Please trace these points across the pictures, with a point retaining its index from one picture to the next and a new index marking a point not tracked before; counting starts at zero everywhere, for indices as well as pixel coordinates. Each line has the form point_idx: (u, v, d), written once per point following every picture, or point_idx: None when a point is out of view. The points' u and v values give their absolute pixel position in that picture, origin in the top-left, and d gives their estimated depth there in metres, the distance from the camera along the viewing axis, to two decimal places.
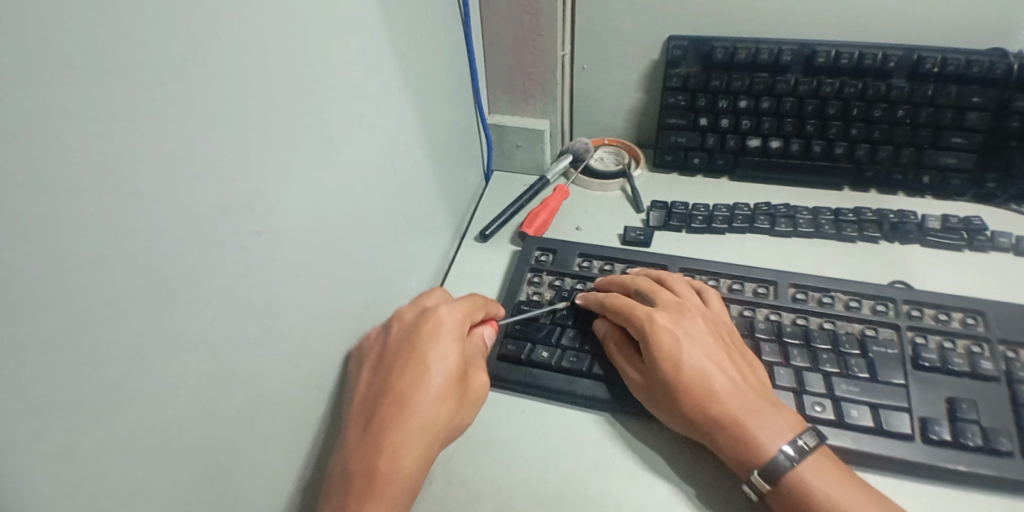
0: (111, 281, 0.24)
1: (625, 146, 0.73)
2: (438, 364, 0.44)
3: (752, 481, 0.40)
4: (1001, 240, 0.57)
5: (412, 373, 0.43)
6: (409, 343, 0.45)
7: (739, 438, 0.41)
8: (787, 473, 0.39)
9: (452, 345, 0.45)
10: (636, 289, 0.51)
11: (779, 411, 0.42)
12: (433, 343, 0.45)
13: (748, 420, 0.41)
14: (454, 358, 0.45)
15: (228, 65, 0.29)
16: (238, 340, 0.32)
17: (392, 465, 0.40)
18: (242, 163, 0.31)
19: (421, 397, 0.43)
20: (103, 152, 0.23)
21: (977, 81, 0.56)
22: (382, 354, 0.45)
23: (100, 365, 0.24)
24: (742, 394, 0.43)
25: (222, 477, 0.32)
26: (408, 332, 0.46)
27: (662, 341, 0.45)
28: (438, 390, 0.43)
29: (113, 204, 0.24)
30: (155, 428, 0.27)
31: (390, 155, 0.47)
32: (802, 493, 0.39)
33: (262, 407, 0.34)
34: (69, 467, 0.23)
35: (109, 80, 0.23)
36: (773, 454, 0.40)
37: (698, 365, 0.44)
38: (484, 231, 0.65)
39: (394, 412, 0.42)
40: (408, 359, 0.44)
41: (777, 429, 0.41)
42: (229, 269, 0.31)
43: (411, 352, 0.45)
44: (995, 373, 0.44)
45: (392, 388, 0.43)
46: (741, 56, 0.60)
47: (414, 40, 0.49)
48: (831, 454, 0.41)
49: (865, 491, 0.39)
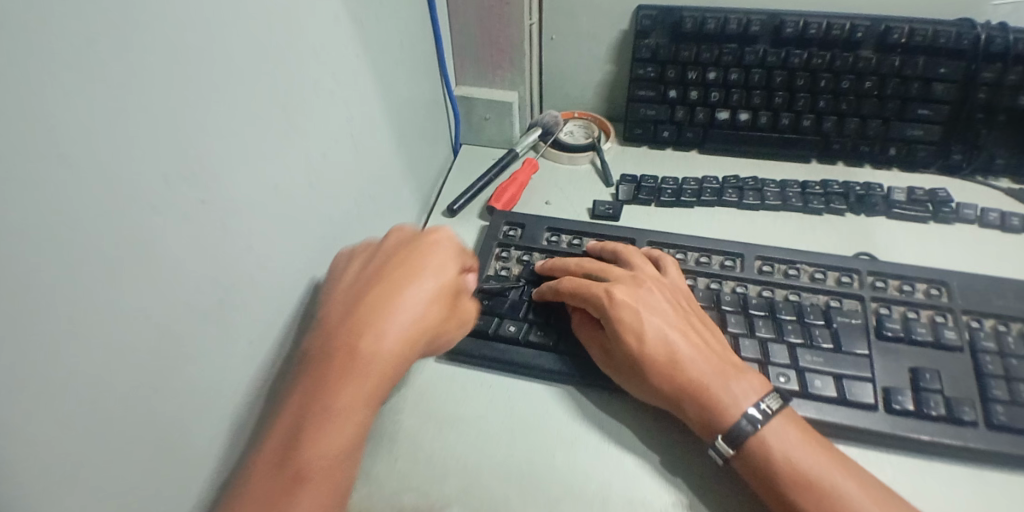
0: (40, 258, 0.21)
1: (596, 119, 0.72)
2: (434, 265, 0.40)
3: (717, 447, 0.40)
4: (965, 212, 0.58)
5: (403, 270, 0.40)
6: (405, 245, 0.42)
7: (705, 404, 0.41)
8: (749, 437, 0.40)
9: (451, 257, 0.41)
10: (587, 268, 0.50)
11: (741, 374, 0.42)
12: (429, 248, 0.41)
13: (713, 385, 0.41)
14: (452, 264, 0.41)
15: (168, 18, 0.26)
16: (190, 319, 0.29)
17: (372, 351, 0.36)
18: (188, 128, 0.28)
19: (410, 292, 0.38)
20: (24, 112, 0.20)
21: (944, 52, 0.56)
22: (375, 256, 0.42)
23: (31, 351, 0.21)
24: (704, 357, 0.43)
25: (176, 466, 0.30)
26: (403, 238, 0.43)
27: (623, 316, 0.45)
28: (431, 288, 0.39)
29: (39, 170, 0.21)
30: (97, 415, 0.25)
31: (350, 124, 0.45)
32: (763, 455, 0.39)
33: (217, 391, 0.32)
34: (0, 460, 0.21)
35: (27, 31, 0.20)
36: (738, 419, 0.40)
37: (660, 336, 0.44)
38: (451, 206, 0.63)
39: (380, 300, 0.38)
40: (402, 257, 0.41)
41: (740, 392, 0.41)
42: (180, 243, 0.28)
43: (406, 252, 0.41)
44: (959, 343, 0.45)
45: (381, 281, 0.39)
46: (711, 26, 0.59)
47: (374, 1, 0.47)
48: (793, 415, 0.41)
49: (823, 447, 0.40)
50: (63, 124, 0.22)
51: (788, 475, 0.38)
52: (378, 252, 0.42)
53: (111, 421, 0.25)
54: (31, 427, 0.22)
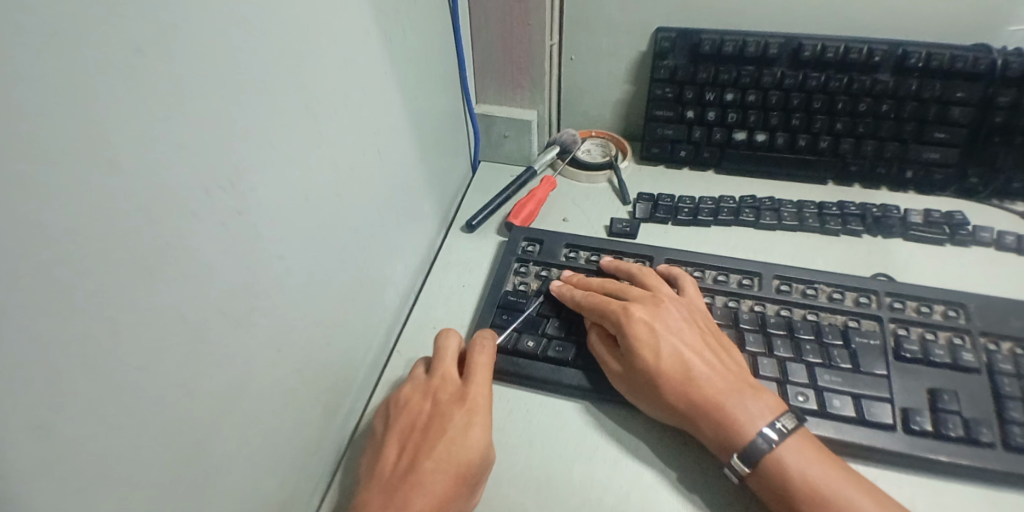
0: (88, 259, 0.23)
1: (613, 138, 0.73)
2: (458, 450, 0.41)
3: (733, 465, 0.41)
4: (982, 235, 0.58)
5: (434, 456, 0.41)
6: (438, 417, 0.43)
7: (722, 421, 0.41)
8: (765, 456, 0.40)
9: (480, 429, 0.43)
10: (603, 286, 0.51)
11: (756, 392, 0.42)
12: (460, 422, 0.43)
13: (729, 404, 0.42)
14: (476, 446, 0.42)
15: (212, 41, 0.28)
16: (221, 325, 0.30)
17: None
18: (227, 142, 0.30)
19: (440, 482, 0.40)
20: (81, 123, 0.22)
21: (960, 76, 0.57)
22: (411, 429, 0.44)
23: (79, 346, 0.23)
24: (721, 376, 0.43)
25: (207, 469, 0.31)
26: (436, 403, 0.45)
27: (638, 331, 0.46)
28: (451, 479, 0.40)
29: (92, 177, 0.22)
30: (136, 416, 0.26)
31: (376, 141, 0.46)
32: (780, 474, 0.39)
33: (247, 395, 0.33)
34: (48, 449, 0.22)
35: (83, 49, 0.22)
36: (754, 437, 0.40)
37: (677, 354, 0.45)
38: (470, 221, 0.64)
39: (409, 490, 0.39)
40: (434, 436, 0.42)
41: (757, 411, 0.41)
42: (215, 251, 0.30)
43: (437, 428, 0.43)
44: (977, 365, 0.45)
45: (415, 465, 0.41)
46: (729, 48, 0.60)
47: (402, 23, 0.48)
48: (809, 434, 0.41)
49: (842, 469, 0.40)
50: (110, 133, 0.23)
51: (805, 496, 0.39)
52: (414, 423, 0.44)
53: (143, 424, 0.26)
54: (71, 422, 0.23)
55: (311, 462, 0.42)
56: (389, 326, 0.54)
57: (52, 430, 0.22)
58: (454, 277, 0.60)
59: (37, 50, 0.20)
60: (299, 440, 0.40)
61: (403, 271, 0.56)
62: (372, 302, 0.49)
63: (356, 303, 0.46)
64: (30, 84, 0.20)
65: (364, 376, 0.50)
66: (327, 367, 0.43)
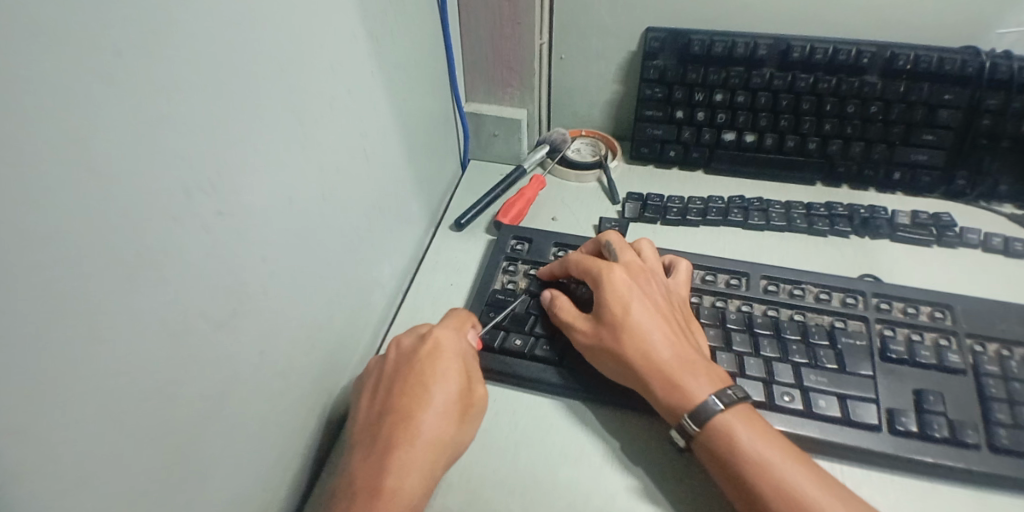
0: (67, 263, 0.22)
1: (603, 138, 0.73)
2: (432, 389, 0.43)
3: (683, 426, 0.42)
4: (969, 236, 0.58)
5: (410, 391, 0.43)
6: (405, 362, 0.45)
7: (671, 384, 0.43)
8: (712, 418, 0.41)
9: (449, 364, 0.44)
10: (607, 242, 0.53)
11: (708, 366, 0.44)
12: (427, 361, 0.44)
13: (680, 371, 0.43)
14: (448, 384, 0.43)
15: (195, 35, 0.27)
16: (205, 327, 0.30)
17: (395, 477, 0.39)
18: (213, 140, 0.29)
19: (423, 412, 0.42)
20: (62, 122, 0.21)
21: (949, 79, 0.57)
22: (380, 382, 0.44)
23: (56, 354, 0.22)
24: (679, 348, 0.44)
25: (190, 476, 0.30)
26: (403, 350, 0.46)
27: (616, 286, 0.47)
28: (429, 416, 0.42)
29: (71, 176, 0.22)
30: (116, 423, 0.25)
31: (363, 138, 0.46)
32: (724, 438, 0.40)
33: (230, 396, 0.32)
34: (24, 459, 0.21)
35: (63, 45, 0.21)
36: (703, 399, 0.41)
37: (642, 312, 0.46)
38: (459, 220, 0.64)
39: (396, 426, 0.41)
40: (404, 377, 0.44)
41: (706, 382, 0.42)
42: (198, 251, 0.29)
43: (406, 370, 0.44)
44: (962, 366, 0.45)
45: (392, 405, 0.42)
46: (718, 48, 0.60)
47: (390, 19, 0.48)
48: (753, 409, 0.42)
49: (780, 439, 0.41)
50: (91, 133, 0.22)
51: (746, 462, 0.39)
52: (381, 371, 0.45)
53: (128, 428, 0.25)
54: (54, 427, 0.22)
55: (296, 464, 0.41)
56: (376, 325, 0.53)
57: (35, 436, 0.21)
58: (442, 277, 0.60)
59: (13, 50, 0.19)
60: (284, 443, 0.39)
61: (390, 270, 0.55)
62: (358, 301, 0.49)
63: (342, 302, 0.46)
64: (13, 83, 0.19)
65: (350, 377, 0.49)
66: (312, 367, 0.42)
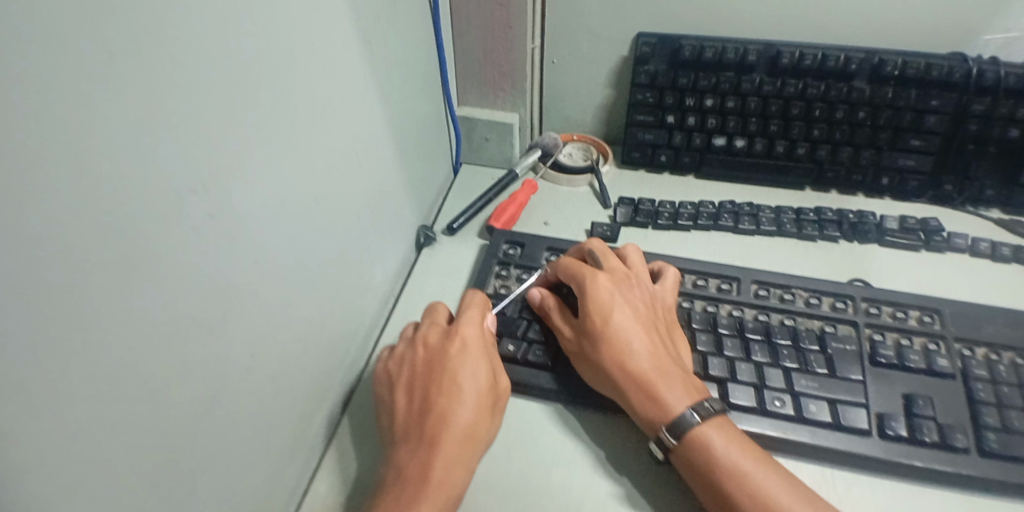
0: (75, 265, 0.22)
1: (594, 142, 0.73)
2: (467, 379, 0.44)
3: (661, 439, 0.42)
4: (957, 241, 0.59)
5: (446, 384, 0.44)
6: (438, 359, 0.45)
7: (647, 395, 0.43)
8: (689, 431, 0.41)
9: (478, 355, 0.46)
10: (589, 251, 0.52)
11: (685, 377, 0.44)
12: (463, 360, 0.45)
13: (657, 381, 0.43)
14: (484, 373, 0.45)
15: (195, 39, 0.27)
16: (200, 332, 0.29)
17: (442, 472, 0.40)
18: (209, 144, 0.29)
19: (460, 404, 0.43)
20: (68, 124, 0.21)
21: (937, 84, 0.57)
22: (413, 374, 0.46)
23: (58, 357, 0.21)
24: (658, 359, 0.44)
25: (179, 484, 0.29)
26: (437, 348, 0.46)
27: (597, 296, 0.48)
28: (470, 406, 0.43)
29: (73, 178, 0.21)
30: (114, 428, 0.24)
31: (356, 142, 0.46)
32: (702, 448, 0.40)
33: (221, 400, 0.32)
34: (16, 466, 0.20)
35: (72, 49, 0.21)
36: (679, 412, 0.42)
37: (622, 321, 0.46)
38: (450, 223, 0.64)
39: (438, 423, 0.42)
40: (440, 375, 0.44)
41: (682, 391, 0.43)
42: (190, 256, 0.28)
43: (439, 369, 0.45)
44: (951, 370, 0.45)
45: (431, 407, 0.43)
46: (708, 54, 0.61)
47: (383, 22, 0.48)
48: (730, 421, 0.42)
49: (758, 452, 0.40)
50: (92, 135, 0.22)
51: (723, 471, 0.39)
52: (413, 364, 0.46)
53: (122, 433, 0.25)
54: (44, 436, 0.21)
55: (286, 470, 0.41)
56: (368, 329, 0.53)
57: (24, 445, 0.20)
58: (434, 282, 0.59)
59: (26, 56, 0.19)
60: (275, 448, 0.39)
61: (383, 274, 0.55)
62: (350, 306, 0.48)
63: (334, 306, 0.45)
64: (19, 86, 0.19)
65: (342, 381, 0.48)
66: (305, 372, 0.42)
